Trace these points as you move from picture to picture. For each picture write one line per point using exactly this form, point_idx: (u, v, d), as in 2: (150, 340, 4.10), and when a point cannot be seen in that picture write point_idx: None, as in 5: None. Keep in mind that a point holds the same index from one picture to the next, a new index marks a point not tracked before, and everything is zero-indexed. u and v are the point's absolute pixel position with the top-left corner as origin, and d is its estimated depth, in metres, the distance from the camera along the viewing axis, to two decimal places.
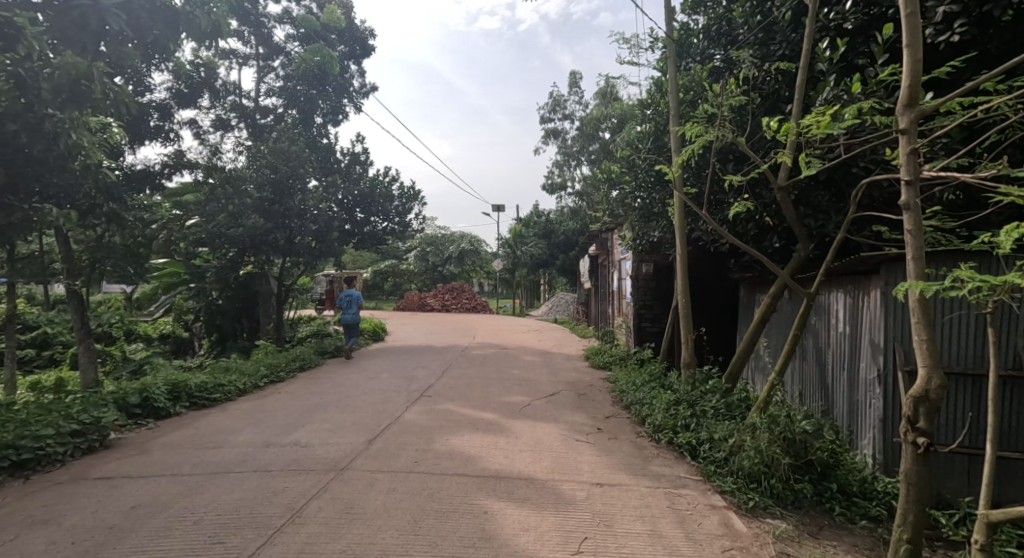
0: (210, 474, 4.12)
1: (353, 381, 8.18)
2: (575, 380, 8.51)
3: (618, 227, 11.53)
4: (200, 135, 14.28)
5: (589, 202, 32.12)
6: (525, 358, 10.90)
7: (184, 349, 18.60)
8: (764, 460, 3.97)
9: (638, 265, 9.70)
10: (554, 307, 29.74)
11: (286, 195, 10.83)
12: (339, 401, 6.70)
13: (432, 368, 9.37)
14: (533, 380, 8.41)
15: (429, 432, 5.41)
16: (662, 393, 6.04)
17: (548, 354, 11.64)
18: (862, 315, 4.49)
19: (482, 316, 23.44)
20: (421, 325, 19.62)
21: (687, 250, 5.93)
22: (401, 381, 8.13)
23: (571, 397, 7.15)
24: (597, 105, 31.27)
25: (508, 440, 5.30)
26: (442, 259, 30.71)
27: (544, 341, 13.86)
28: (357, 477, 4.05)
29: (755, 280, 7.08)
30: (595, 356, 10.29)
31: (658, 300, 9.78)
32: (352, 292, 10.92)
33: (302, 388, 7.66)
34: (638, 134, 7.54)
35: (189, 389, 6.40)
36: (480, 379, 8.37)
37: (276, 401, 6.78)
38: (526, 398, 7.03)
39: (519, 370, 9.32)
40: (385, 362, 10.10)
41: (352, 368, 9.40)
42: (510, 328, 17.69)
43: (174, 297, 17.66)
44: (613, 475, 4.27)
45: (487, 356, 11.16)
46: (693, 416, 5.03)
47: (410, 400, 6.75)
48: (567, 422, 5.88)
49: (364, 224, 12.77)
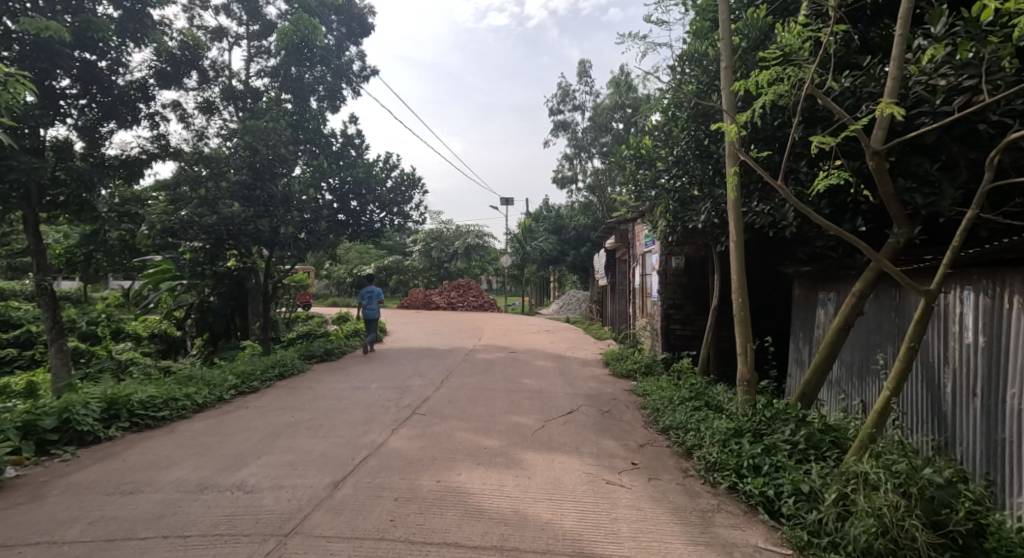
0: (103, 540, 2.95)
1: (338, 393, 7.03)
2: (595, 392, 7.34)
3: (641, 216, 10.32)
4: (185, 118, 13.22)
5: (601, 196, 30.86)
6: (537, 364, 9.75)
7: (175, 349, 17.63)
8: (885, 531, 2.75)
9: (667, 259, 8.60)
10: (566, 305, 28.57)
11: (267, 177, 9.71)
12: (315, 419, 5.58)
13: (431, 376, 8.24)
14: (547, 392, 7.25)
15: (416, 468, 4.22)
16: (711, 416, 4.82)
17: (562, 359, 10.49)
18: (1006, 321, 3.23)
19: (489, 315, 22.30)
20: (425, 324, 18.53)
21: (744, 237, 4.74)
22: (394, 393, 7.02)
23: (593, 415, 5.94)
24: (610, 94, 29.99)
25: (517, 476, 4.15)
26: (447, 255, 29.63)
27: (557, 344, 12.69)
28: (305, 549, 2.85)
29: (816, 275, 5.90)
30: (616, 362, 9.12)
31: (688, 298, 8.61)
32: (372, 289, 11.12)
33: (275, 401, 6.53)
34: (674, 101, 6.31)
35: (130, 406, 5.29)
36: (485, 391, 7.23)
37: (238, 419, 5.65)
38: (539, 417, 5.84)
39: (529, 379, 8.15)
40: (379, 368, 8.99)
41: (340, 376, 8.26)
42: (519, 328, 16.55)
43: (163, 294, 17.12)
44: (666, 543, 3.06)
45: (494, 361, 10.01)
46: (764, 453, 3.80)
47: (398, 420, 5.58)
48: (593, 453, 4.67)
49: (360, 214, 11.61)
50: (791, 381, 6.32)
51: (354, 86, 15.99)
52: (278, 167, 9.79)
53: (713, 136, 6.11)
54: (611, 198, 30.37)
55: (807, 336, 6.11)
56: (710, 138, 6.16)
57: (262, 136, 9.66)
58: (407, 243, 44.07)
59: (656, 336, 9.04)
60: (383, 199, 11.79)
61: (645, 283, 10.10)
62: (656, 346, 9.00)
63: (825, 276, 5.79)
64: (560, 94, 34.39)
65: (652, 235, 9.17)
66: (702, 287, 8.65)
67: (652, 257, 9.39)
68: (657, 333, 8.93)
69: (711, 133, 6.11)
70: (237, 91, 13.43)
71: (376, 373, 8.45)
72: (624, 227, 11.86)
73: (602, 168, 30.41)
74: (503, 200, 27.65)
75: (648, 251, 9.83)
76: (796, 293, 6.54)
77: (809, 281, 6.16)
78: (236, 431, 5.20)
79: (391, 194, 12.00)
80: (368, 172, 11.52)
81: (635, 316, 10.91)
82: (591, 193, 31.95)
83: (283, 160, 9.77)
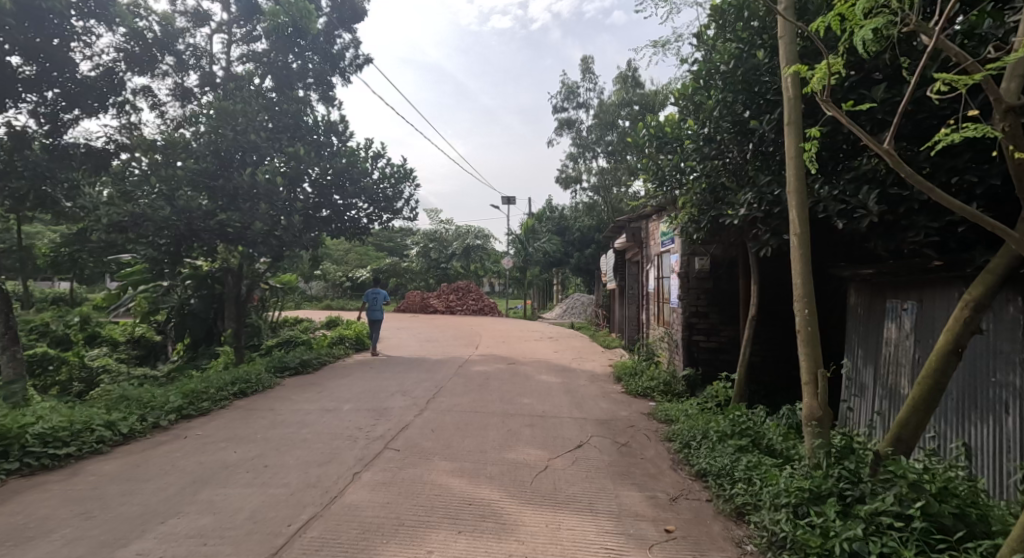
0: None
1: (302, 417, 5.94)
2: (608, 417, 6.20)
3: (657, 213, 9.25)
4: (157, 106, 12.15)
5: (606, 196, 29.72)
6: (539, 379, 8.61)
7: (154, 355, 16.55)
8: None
9: (689, 260, 7.60)
10: (570, 309, 27.49)
11: (234, 166, 8.81)
12: (261, 456, 4.46)
13: (416, 394, 7.11)
14: (550, 416, 6.11)
15: (373, 538, 3.08)
16: (768, 466, 3.68)
17: (568, 372, 9.35)
18: None
19: (489, 320, 21.17)
20: (420, 330, 17.44)
21: (810, 232, 3.63)
22: (369, 417, 5.89)
23: (608, 452, 4.82)
24: (617, 90, 28.89)
25: (510, 553, 2.98)
26: (446, 256, 28.56)
27: (562, 353, 11.57)
28: None
29: (883, 279, 4.80)
30: (629, 378, 8.04)
31: (713, 305, 7.54)
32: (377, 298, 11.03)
33: (223, 428, 5.43)
34: (707, 68, 5.19)
35: (24, 441, 4.20)
36: (478, 415, 6.09)
37: (166, 455, 4.54)
38: (541, 454, 4.72)
39: (531, 398, 7.02)
40: (359, 384, 7.87)
41: (311, 393, 7.16)
42: (520, 335, 15.42)
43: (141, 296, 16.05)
44: None
45: (491, 374, 8.88)
46: (863, 535, 2.63)
47: (365, 458, 4.47)
48: (611, 515, 3.53)
49: (344, 210, 10.55)
50: (852, 409, 5.20)
51: (343, 74, 14.93)
52: (246, 156, 8.78)
53: (755, 107, 4.94)
54: (616, 198, 29.23)
55: (869, 355, 4.99)
56: (752, 111, 4.97)
57: (228, 121, 8.71)
58: (407, 245, 42.99)
59: (677, 347, 7.93)
60: (369, 192, 10.74)
61: (661, 285, 9.01)
62: (677, 359, 7.91)
63: (896, 281, 4.68)
64: (565, 91, 33.26)
65: (673, 231, 8.07)
66: (730, 292, 7.53)
67: (671, 258, 8.28)
68: (678, 345, 7.84)
69: (754, 103, 4.93)
70: (214, 77, 12.36)
71: (354, 391, 7.32)
72: (636, 225, 10.75)
73: (608, 166, 29.25)
74: (504, 199, 26.54)
75: (665, 250, 8.72)
76: (851, 301, 5.44)
77: (871, 286, 5.06)
78: (154, 474, 4.08)
79: (378, 187, 10.96)
80: (353, 163, 10.45)
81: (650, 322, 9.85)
82: (596, 193, 30.60)
83: (252, 147, 8.78)
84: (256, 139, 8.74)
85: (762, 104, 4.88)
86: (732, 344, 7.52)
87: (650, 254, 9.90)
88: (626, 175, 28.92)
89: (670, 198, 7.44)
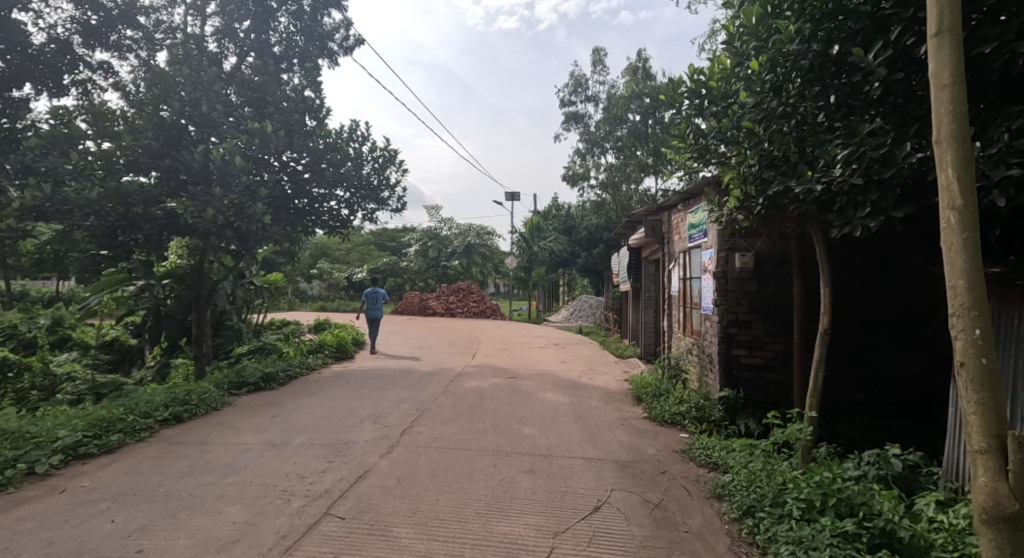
0: None
1: (237, 456, 4.60)
2: (631, 458, 4.81)
3: (685, 202, 7.86)
4: (117, 83, 10.84)
5: (615, 194, 28.24)
6: (542, 398, 7.25)
7: (129, 360, 15.36)
8: None
9: (729, 257, 6.24)
10: (577, 313, 26.18)
11: (185, 144, 7.25)
12: (142, 531, 3.11)
13: (391, 421, 5.75)
14: (557, 457, 4.74)
15: None
16: None
17: (576, 389, 7.96)
18: None
19: (490, 323, 19.86)
20: (416, 334, 16.13)
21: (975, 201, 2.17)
22: (321, 458, 4.53)
23: (638, 524, 3.44)
24: (627, 82, 27.43)
25: None
26: (445, 255, 27.28)
27: (570, 365, 10.17)
28: None
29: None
30: (654, 401, 6.66)
31: (759, 312, 6.17)
32: (377, 294, 12.28)
33: (122, 475, 4.08)
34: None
35: None
36: (464, 455, 4.74)
37: (11, 526, 3.19)
38: (544, 528, 3.34)
39: (533, 429, 5.65)
40: (326, 406, 6.53)
41: (263, 419, 5.82)
42: (522, 341, 14.07)
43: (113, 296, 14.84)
44: None
45: (486, 392, 7.53)
46: None
47: (291, 535, 3.11)
48: None
49: (322, 200, 9.23)
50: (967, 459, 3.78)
51: (331, 56, 13.58)
52: (201, 132, 7.27)
53: (846, 41, 3.58)
54: (626, 196, 27.72)
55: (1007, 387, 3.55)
56: (840, 46, 3.62)
57: (174, 90, 7.15)
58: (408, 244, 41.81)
59: (711, 363, 6.55)
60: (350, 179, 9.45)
61: (689, 287, 7.66)
62: (710, 378, 6.53)
63: None
64: (572, 83, 31.82)
65: (706, 222, 6.72)
66: (779, 295, 6.14)
67: (704, 254, 6.89)
68: (713, 359, 6.47)
69: (844, 35, 3.57)
70: None
71: (316, 416, 5.97)
72: (658, 217, 9.33)
73: (616, 162, 27.71)
74: (508, 195, 25.20)
75: (695, 245, 7.35)
76: None
77: (999, 290, 3.67)
78: None
79: (359, 173, 9.67)
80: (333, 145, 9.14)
81: (674, 331, 8.48)
82: (605, 191, 28.69)
83: (207, 123, 7.30)
84: (211, 111, 7.25)
85: (858, 37, 3.53)
86: (781, 362, 6.10)
87: (674, 251, 8.54)
88: (636, 172, 27.51)
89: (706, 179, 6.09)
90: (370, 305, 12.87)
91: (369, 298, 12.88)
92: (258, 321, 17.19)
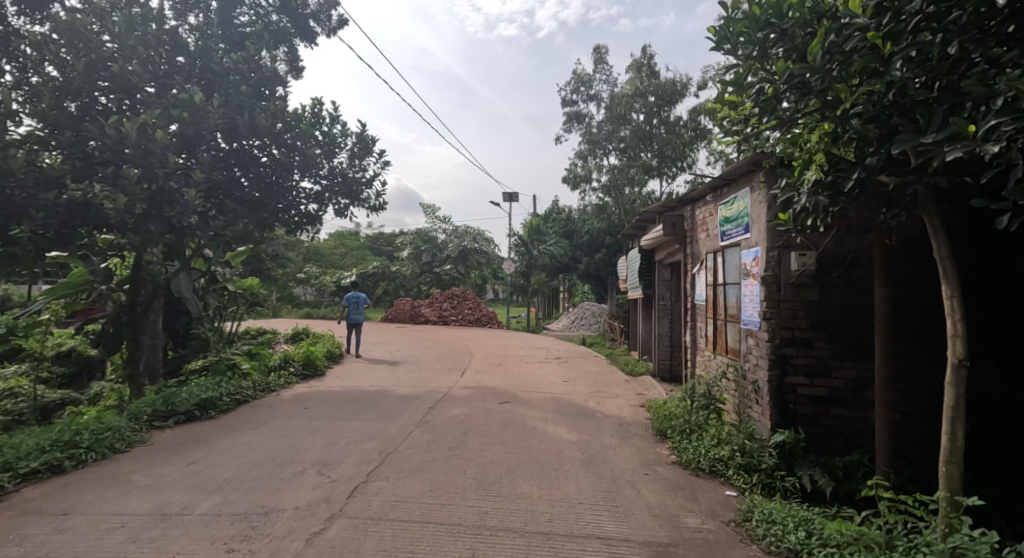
0: None
1: (98, 536, 3.16)
2: (669, 539, 3.40)
3: (718, 189, 6.50)
4: None
5: (618, 197, 26.94)
6: (542, 434, 5.84)
7: (88, 372, 14.03)
8: None
9: (783, 257, 4.85)
10: (579, 321, 24.98)
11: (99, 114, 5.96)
12: None
13: (342, 474, 4.33)
14: (564, 539, 3.32)
15: None
16: None
17: (583, 420, 6.55)
18: None
19: (485, 332, 18.46)
20: (403, 344, 14.73)
21: None
22: (219, 543, 3.10)
23: None
24: (632, 79, 26.20)
25: None
26: (439, 259, 25.87)
27: (574, 385, 8.78)
28: None
29: None
30: (684, 443, 5.27)
31: (819, 328, 4.79)
32: (358, 294, 11.19)
33: None
34: None
35: None
36: (430, 533, 3.33)
37: None
38: None
39: (530, 485, 4.24)
40: (266, 446, 5.12)
41: (172, 469, 4.39)
42: (519, 354, 12.67)
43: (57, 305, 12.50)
44: None
45: (473, 424, 6.12)
46: None
47: None
48: None
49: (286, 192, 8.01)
50: None
51: (310, 37, 12.21)
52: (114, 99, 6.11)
53: None
54: (630, 199, 26.44)
55: None
56: None
57: (81, 46, 5.91)
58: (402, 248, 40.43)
59: (756, 394, 5.17)
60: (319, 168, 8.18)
61: (722, 295, 6.28)
62: (755, 411, 5.18)
63: None
64: (574, 81, 30.59)
65: (750, 213, 5.37)
66: (848, 307, 4.73)
67: (744, 255, 5.52)
68: (759, 387, 5.10)
69: None
70: None
71: (246, 464, 4.55)
72: (681, 209, 8.02)
73: (619, 164, 26.41)
74: (506, 196, 23.88)
75: (731, 243, 5.98)
76: None
77: None
78: None
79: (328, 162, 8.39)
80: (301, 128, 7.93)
81: (702, 349, 7.09)
82: (607, 193, 27.41)
83: (123, 87, 6.15)
84: (128, 72, 6.08)
85: None
86: (851, 394, 4.69)
87: (700, 252, 7.17)
88: (640, 174, 26.27)
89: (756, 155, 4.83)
90: (350, 312, 11.46)
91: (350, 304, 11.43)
92: (231, 330, 15.74)
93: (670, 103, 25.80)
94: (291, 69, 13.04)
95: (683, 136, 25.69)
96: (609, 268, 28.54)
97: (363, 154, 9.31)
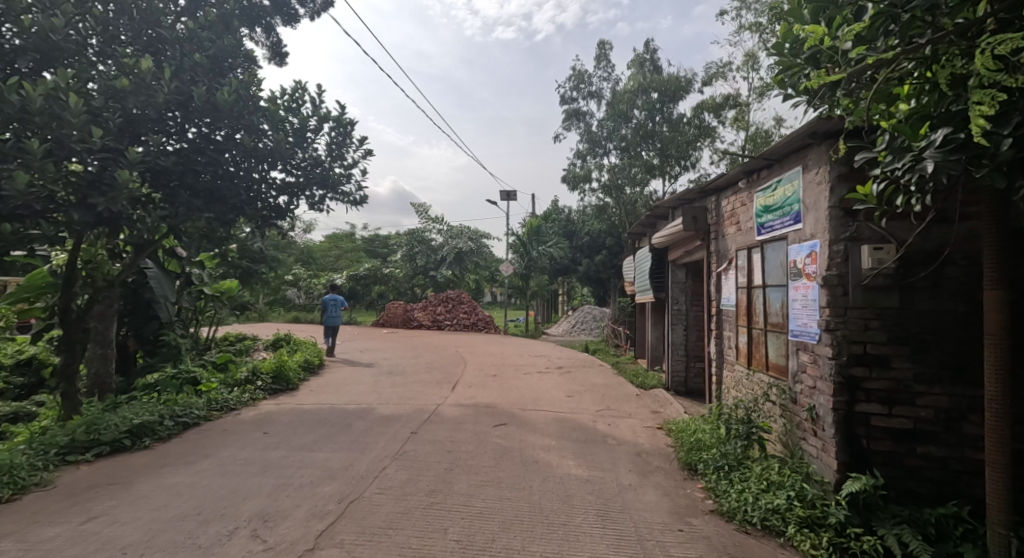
0: None
1: None
2: None
3: (753, 174, 5.53)
4: None
5: (619, 197, 25.94)
6: (544, 469, 4.81)
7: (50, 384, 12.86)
8: None
9: (853, 250, 3.86)
10: (580, 326, 24.02)
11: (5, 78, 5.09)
12: None
13: (283, 538, 3.28)
14: None
15: None
16: None
17: (594, 450, 5.50)
18: None
19: (481, 338, 17.43)
20: (392, 352, 13.67)
21: None
22: None
23: None
24: (634, 75, 25.23)
25: None
26: (433, 261, 24.83)
27: (579, 401, 7.75)
28: None
29: None
30: (725, 485, 4.22)
31: (897, 341, 3.76)
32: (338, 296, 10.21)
33: None
34: None
35: None
36: None
37: None
38: None
39: (530, 555, 3.19)
40: (199, 490, 4.05)
41: (58, 530, 3.33)
42: (517, 363, 11.63)
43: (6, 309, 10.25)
44: None
45: (462, 456, 5.08)
46: None
47: None
48: None
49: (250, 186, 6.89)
50: None
51: (292, 17, 11.17)
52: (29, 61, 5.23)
53: None
54: (632, 200, 25.43)
55: None
56: None
57: None
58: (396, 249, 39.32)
59: (814, 424, 4.13)
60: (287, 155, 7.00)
61: (761, 300, 5.26)
62: (813, 446, 4.13)
63: None
64: (574, 78, 29.58)
65: (803, 198, 4.36)
66: (936, 316, 3.69)
67: (794, 249, 4.50)
68: (818, 415, 4.07)
69: None
70: None
71: (160, 521, 3.50)
72: (703, 200, 7.06)
73: (620, 163, 25.39)
74: (503, 194, 22.86)
75: (774, 236, 4.96)
76: None
77: None
78: None
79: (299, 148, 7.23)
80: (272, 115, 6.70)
81: (732, 364, 6.06)
82: (608, 193, 26.38)
83: (41, 47, 5.26)
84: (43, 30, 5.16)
85: None
86: (943, 427, 3.64)
87: (730, 249, 6.15)
88: (642, 174, 25.30)
89: (814, 126, 3.86)
90: (327, 312, 10.68)
91: (328, 305, 10.56)
92: (207, 336, 14.65)
93: (673, 100, 24.82)
94: (272, 53, 12.05)
95: (687, 135, 24.73)
96: (610, 271, 27.58)
97: (342, 141, 8.14)
